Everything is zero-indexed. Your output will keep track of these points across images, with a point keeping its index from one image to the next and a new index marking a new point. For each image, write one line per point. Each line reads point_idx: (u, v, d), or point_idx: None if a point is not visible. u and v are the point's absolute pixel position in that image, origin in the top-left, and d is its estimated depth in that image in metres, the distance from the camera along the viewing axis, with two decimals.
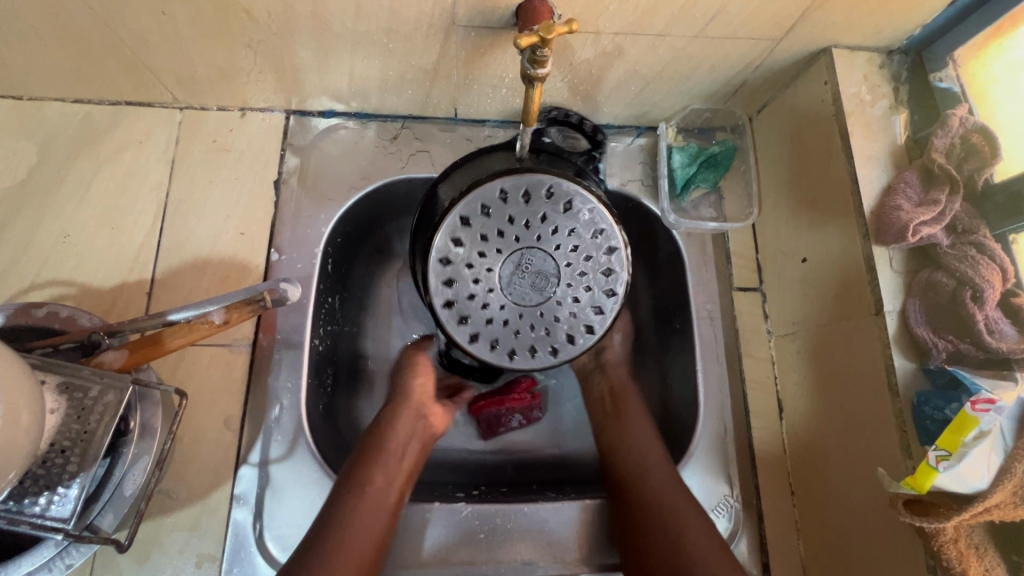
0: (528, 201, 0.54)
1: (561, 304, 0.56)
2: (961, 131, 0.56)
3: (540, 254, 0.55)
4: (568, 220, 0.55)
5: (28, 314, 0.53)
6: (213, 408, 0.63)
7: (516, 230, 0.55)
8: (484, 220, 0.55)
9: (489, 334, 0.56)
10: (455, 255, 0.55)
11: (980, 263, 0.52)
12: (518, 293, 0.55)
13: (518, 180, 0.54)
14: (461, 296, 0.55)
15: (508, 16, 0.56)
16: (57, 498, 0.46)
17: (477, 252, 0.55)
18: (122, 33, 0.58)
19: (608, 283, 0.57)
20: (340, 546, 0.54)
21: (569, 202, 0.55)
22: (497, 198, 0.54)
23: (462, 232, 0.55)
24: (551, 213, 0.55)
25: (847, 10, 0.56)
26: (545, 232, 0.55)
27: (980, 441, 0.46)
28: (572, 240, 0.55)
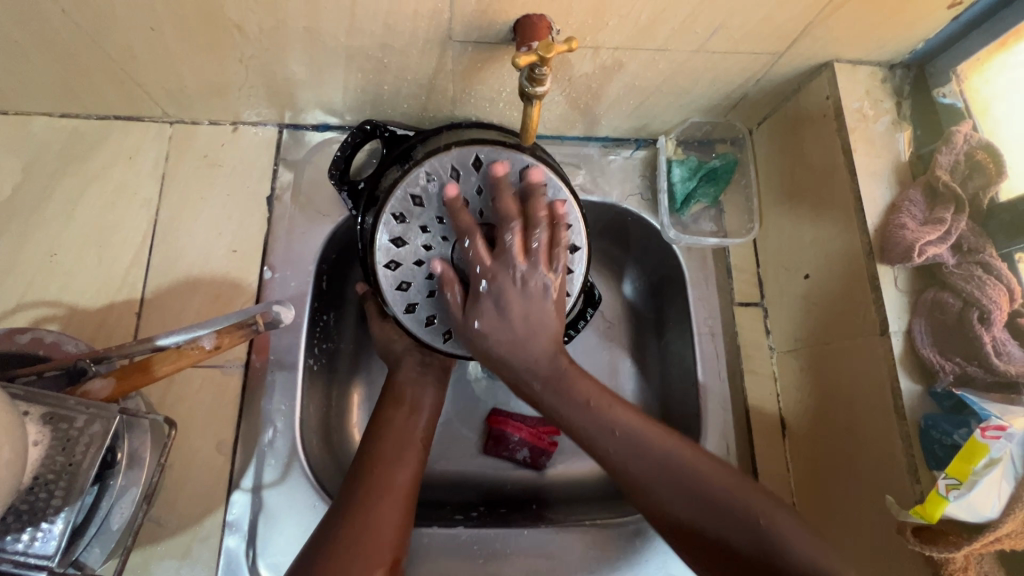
0: (403, 243, 0.55)
1: None
2: (966, 147, 0.55)
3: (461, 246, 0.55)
4: (431, 204, 0.54)
5: (11, 340, 0.51)
6: (204, 431, 0.61)
7: (433, 259, 0.55)
8: (410, 290, 0.56)
9: None
10: (441, 325, 0.56)
11: (987, 283, 0.51)
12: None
13: (380, 247, 0.55)
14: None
15: (505, 32, 0.55)
16: (40, 534, 0.44)
17: (445, 301, 0.56)
18: (108, 48, 0.57)
19: (517, 167, 0.55)
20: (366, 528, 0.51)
21: (413, 198, 0.54)
22: (396, 270, 0.55)
23: (420, 311, 0.56)
24: (423, 220, 0.55)
25: (849, 24, 0.56)
26: (439, 228, 0.55)
27: (991, 469, 0.45)
28: None
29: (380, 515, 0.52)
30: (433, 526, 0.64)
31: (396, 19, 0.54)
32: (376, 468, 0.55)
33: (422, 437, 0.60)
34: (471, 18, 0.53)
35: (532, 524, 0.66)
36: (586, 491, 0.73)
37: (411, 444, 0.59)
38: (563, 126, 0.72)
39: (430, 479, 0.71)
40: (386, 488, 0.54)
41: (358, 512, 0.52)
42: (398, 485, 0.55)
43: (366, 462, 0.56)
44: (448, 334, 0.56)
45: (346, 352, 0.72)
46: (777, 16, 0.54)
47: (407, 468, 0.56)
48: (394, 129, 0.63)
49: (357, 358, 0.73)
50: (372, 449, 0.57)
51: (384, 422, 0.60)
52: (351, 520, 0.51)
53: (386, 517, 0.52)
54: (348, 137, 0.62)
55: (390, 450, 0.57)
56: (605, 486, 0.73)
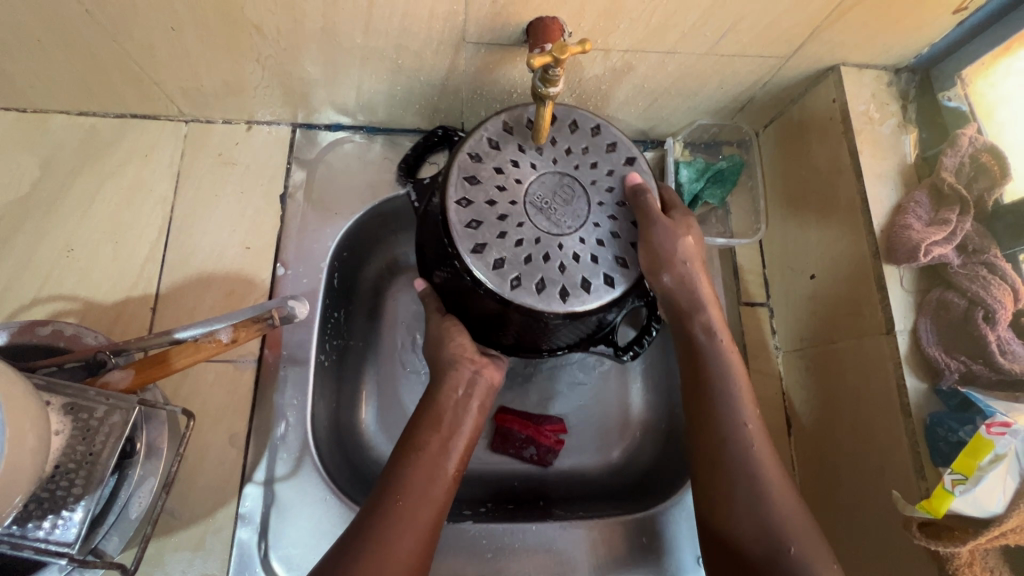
0: (477, 180, 0.53)
1: (596, 183, 0.55)
2: (971, 150, 0.56)
3: (534, 188, 0.53)
4: (507, 149, 0.54)
5: (33, 331, 0.52)
6: (217, 425, 0.62)
7: (507, 198, 0.52)
8: (480, 229, 0.51)
9: (606, 264, 0.52)
10: (510, 270, 0.50)
11: (991, 283, 0.52)
12: (572, 218, 0.53)
13: (455, 183, 0.52)
14: (556, 277, 0.51)
15: (518, 34, 0.56)
16: (61, 522, 0.46)
17: (515, 245, 0.51)
18: (129, 47, 0.58)
19: (588, 126, 0.57)
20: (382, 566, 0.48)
21: (491, 142, 0.54)
22: (467, 208, 0.52)
23: (487, 253, 0.50)
24: (499, 162, 0.54)
25: (856, 29, 0.57)
26: (514, 170, 0.53)
27: (997, 465, 0.46)
28: (534, 152, 0.55)
29: (393, 554, 0.49)
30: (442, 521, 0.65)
31: (412, 20, 0.55)
32: (400, 502, 0.51)
33: (454, 470, 0.55)
34: (484, 19, 0.54)
35: (540, 519, 0.66)
36: (592, 488, 0.73)
37: (439, 480, 0.53)
38: None
39: None
40: (400, 526, 0.50)
41: (368, 549, 0.48)
42: (416, 523, 0.51)
43: (387, 493, 0.52)
44: (517, 281, 0.50)
45: (356, 348, 0.72)
46: (785, 21, 0.55)
47: (431, 505, 0.52)
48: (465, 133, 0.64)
49: (368, 354, 0.73)
50: (396, 480, 0.52)
51: (416, 448, 0.54)
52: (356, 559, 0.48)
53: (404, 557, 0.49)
54: (424, 137, 0.65)
55: (416, 485, 0.52)
56: (610, 483, 0.74)
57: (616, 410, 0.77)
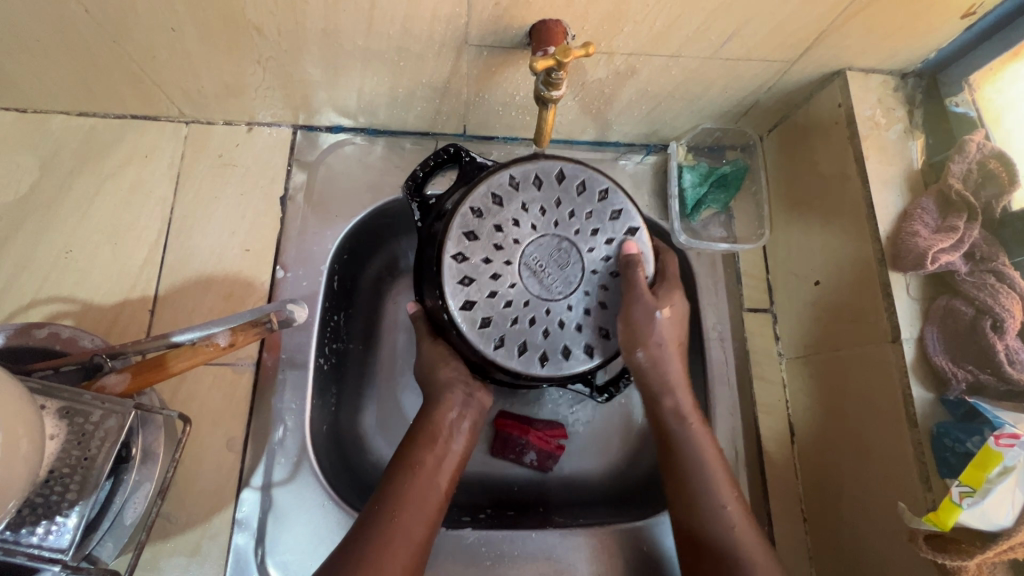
0: (476, 236, 0.53)
1: (594, 251, 0.55)
2: (979, 156, 0.55)
3: (531, 250, 0.53)
4: (510, 205, 0.54)
5: (28, 335, 0.52)
6: (214, 429, 0.62)
7: (503, 258, 0.53)
8: (471, 286, 0.52)
9: (588, 333, 0.54)
10: (496, 329, 0.52)
11: (999, 291, 0.51)
12: (563, 284, 0.54)
13: (453, 235, 0.53)
14: (538, 342, 0.53)
15: (521, 37, 0.56)
16: (55, 528, 0.45)
17: (503, 306, 0.52)
18: (129, 48, 0.58)
19: (596, 188, 0.56)
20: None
21: (495, 196, 0.54)
22: (462, 263, 0.52)
23: (475, 311, 0.52)
24: (500, 218, 0.53)
25: (862, 33, 0.56)
26: (513, 230, 0.53)
27: (1005, 478, 0.45)
28: (537, 211, 0.54)
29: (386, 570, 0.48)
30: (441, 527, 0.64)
31: (413, 22, 0.54)
32: (395, 518, 0.51)
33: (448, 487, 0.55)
34: (486, 21, 0.54)
35: (539, 526, 0.66)
36: (593, 494, 0.73)
37: (432, 497, 0.53)
38: (573, 130, 0.72)
39: None
40: (395, 541, 0.50)
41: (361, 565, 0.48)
42: (410, 541, 0.51)
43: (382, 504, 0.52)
44: (500, 342, 0.52)
45: (355, 352, 0.72)
46: (790, 25, 0.54)
47: (424, 521, 0.52)
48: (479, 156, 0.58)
49: (367, 357, 0.73)
50: (390, 494, 0.52)
51: (412, 465, 0.54)
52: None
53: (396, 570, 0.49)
54: (432, 155, 0.58)
55: (411, 500, 0.52)
56: (611, 488, 0.73)
57: (618, 414, 0.76)
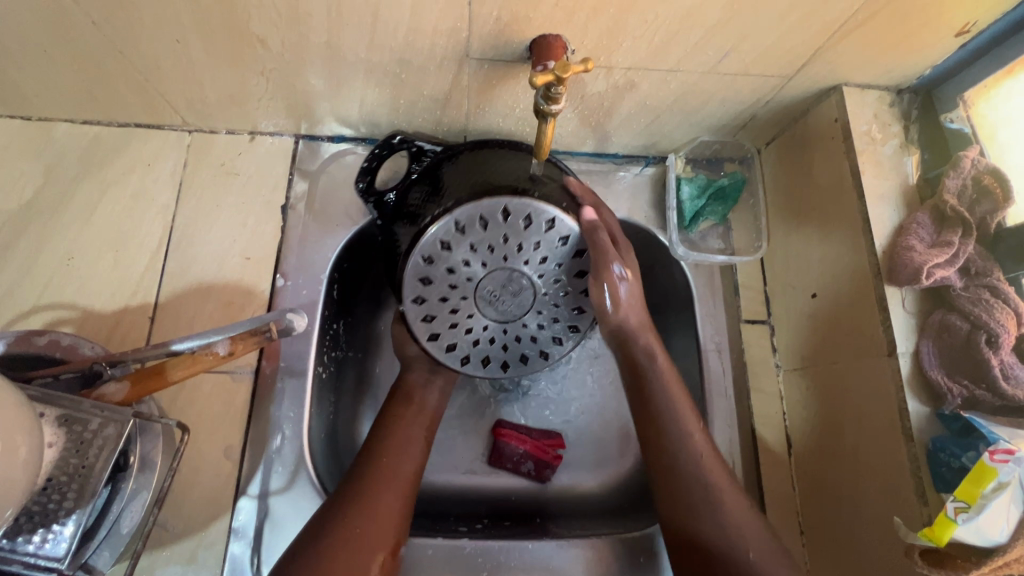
0: (429, 280, 0.55)
1: (544, 276, 0.57)
2: (973, 172, 0.56)
3: (483, 285, 0.56)
4: (458, 247, 0.54)
5: (28, 342, 0.52)
6: (212, 437, 0.62)
7: (457, 295, 0.56)
8: (434, 321, 0.57)
9: (544, 342, 0.60)
10: (461, 350, 0.59)
11: (994, 307, 0.52)
12: (518, 308, 0.57)
13: (408, 282, 0.55)
14: (500, 355, 0.60)
15: (522, 51, 0.57)
16: (51, 536, 0.45)
17: (464, 330, 0.58)
18: (135, 58, 0.58)
19: (543, 219, 0.54)
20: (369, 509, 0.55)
21: (442, 241, 0.54)
22: (421, 305, 0.56)
23: (442, 340, 0.58)
24: (450, 261, 0.55)
25: (859, 50, 0.57)
26: (465, 270, 0.55)
27: (1000, 493, 0.45)
28: (484, 251, 0.54)
29: (384, 504, 0.56)
30: (438, 538, 0.64)
31: (415, 36, 0.55)
32: (382, 462, 0.59)
33: (425, 436, 0.63)
34: (488, 36, 0.54)
35: (535, 537, 0.65)
36: (590, 504, 0.73)
37: (416, 441, 0.62)
38: (573, 142, 0.73)
39: (430, 492, 0.71)
40: (389, 480, 0.58)
41: (361, 500, 0.55)
42: (400, 479, 0.58)
43: (372, 452, 0.60)
44: (466, 360, 0.59)
45: (354, 360, 0.72)
46: (786, 42, 0.55)
47: (409, 462, 0.60)
48: (423, 144, 0.63)
49: (365, 366, 0.73)
50: (378, 444, 0.60)
51: (394, 418, 0.63)
52: (354, 509, 0.54)
53: (387, 505, 0.56)
54: (375, 149, 0.62)
55: (394, 445, 0.60)
56: (610, 499, 0.73)
57: (616, 424, 0.77)
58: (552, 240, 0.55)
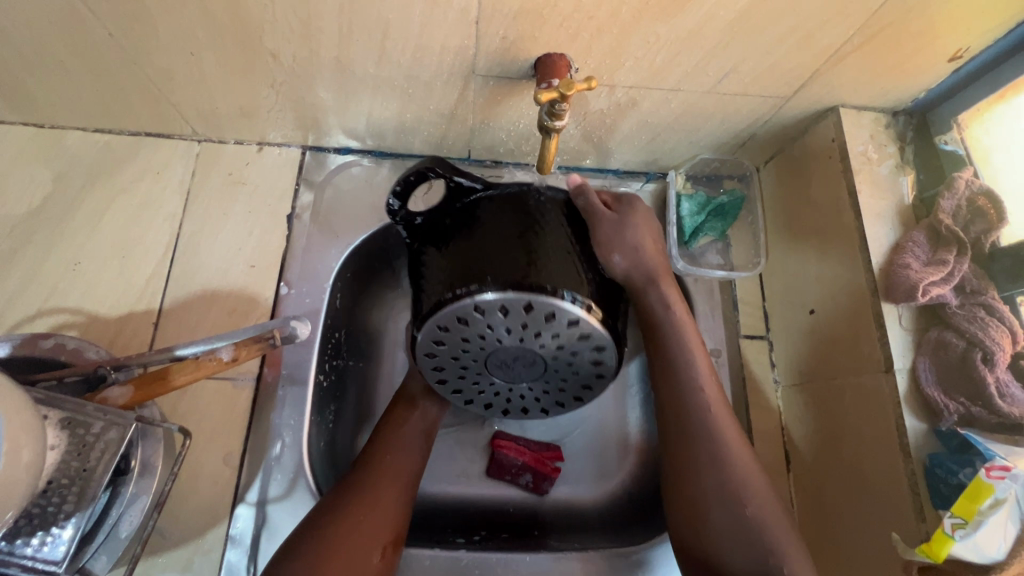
0: (444, 343, 0.54)
1: (557, 359, 0.55)
2: (967, 193, 0.57)
3: (495, 355, 0.54)
4: (477, 325, 0.52)
5: (35, 346, 0.52)
6: (212, 442, 0.62)
7: (469, 358, 0.55)
8: (443, 372, 0.57)
9: (547, 404, 0.60)
10: (466, 394, 0.59)
11: (990, 325, 0.52)
12: (524, 377, 0.57)
13: (422, 336, 0.54)
14: (501, 403, 0.61)
15: (527, 68, 0.58)
16: (49, 540, 0.45)
17: (470, 382, 0.58)
18: (149, 70, 0.60)
19: (567, 318, 0.51)
20: (372, 506, 0.55)
21: (462, 316, 0.52)
22: (432, 359, 0.56)
23: (448, 385, 0.58)
24: (468, 334, 0.53)
25: (854, 73, 0.58)
26: (479, 343, 0.53)
27: (997, 510, 0.45)
28: (502, 332, 0.52)
29: (382, 499, 0.56)
30: (435, 549, 0.63)
31: (423, 53, 0.57)
32: (383, 460, 0.60)
33: (425, 439, 0.64)
34: (494, 54, 0.56)
35: (533, 550, 0.65)
36: (588, 519, 0.73)
37: (416, 444, 0.63)
38: (575, 158, 0.75)
39: (429, 501, 0.71)
40: (391, 478, 0.59)
41: (362, 494, 0.56)
42: (401, 476, 0.59)
43: (375, 451, 0.61)
44: (470, 402, 0.60)
45: (355, 369, 0.73)
46: (784, 64, 0.57)
47: (410, 461, 0.61)
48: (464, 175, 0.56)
49: (367, 376, 0.74)
50: (379, 445, 0.61)
51: (396, 421, 0.64)
52: (351, 505, 0.55)
53: (388, 501, 0.57)
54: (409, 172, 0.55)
55: (395, 445, 0.61)
56: (606, 514, 0.73)
57: (614, 437, 0.77)
58: (571, 331, 0.53)
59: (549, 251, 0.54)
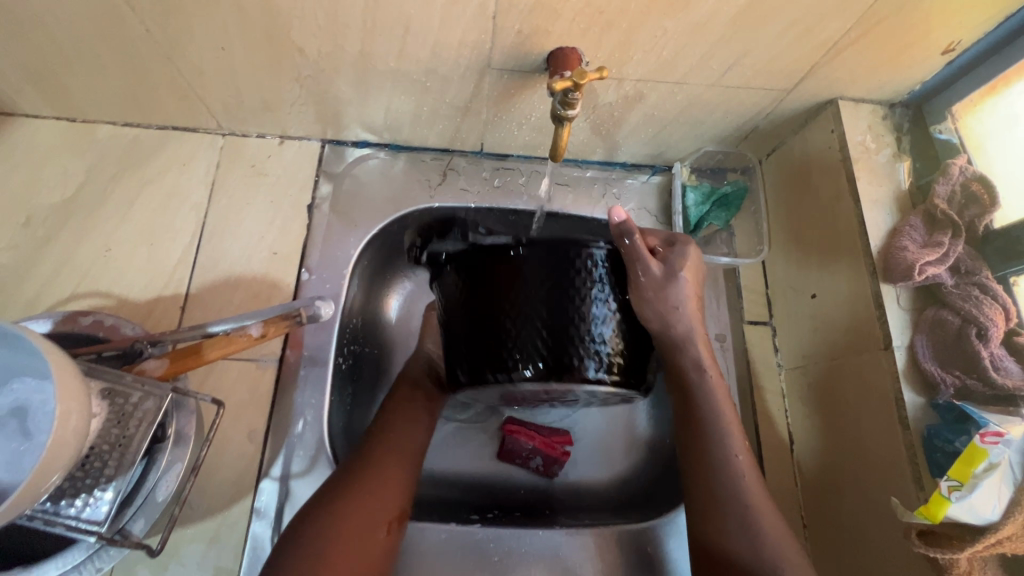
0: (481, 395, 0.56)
1: (587, 399, 0.57)
2: (962, 179, 0.60)
3: (530, 397, 0.57)
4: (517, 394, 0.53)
5: (74, 321, 0.55)
6: (238, 420, 0.64)
7: (505, 398, 0.58)
8: (478, 402, 0.60)
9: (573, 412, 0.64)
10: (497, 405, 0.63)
11: (983, 303, 0.55)
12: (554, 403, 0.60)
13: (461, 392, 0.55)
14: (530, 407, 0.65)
15: (540, 62, 0.61)
16: (91, 501, 0.48)
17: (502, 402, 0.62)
18: (181, 64, 0.63)
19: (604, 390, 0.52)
20: (377, 475, 0.58)
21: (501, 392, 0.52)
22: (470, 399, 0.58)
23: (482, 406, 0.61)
24: (507, 396, 0.54)
25: (852, 65, 0.61)
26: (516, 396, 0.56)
27: (991, 473, 0.46)
28: (542, 396, 0.54)
29: (390, 481, 0.58)
30: (451, 524, 0.65)
31: (441, 47, 0.60)
32: (387, 437, 0.61)
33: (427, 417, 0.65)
34: (509, 48, 0.59)
35: (546, 525, 0.67)
36: (598, 500, 0.75)
37: (419, 422, 0.64)
38: (584, 150, 0.78)
39: (444, 479, 0.74)
40: (396, 455, 0.61)
41: (368, 467, 0.58)
42: (405, 451, 0.61)
43: (380, 428, 0.62)
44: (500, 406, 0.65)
45: (370, 355, 0.76)
46: (785, 57, 0.60)
47: (415, 438, 0.63)
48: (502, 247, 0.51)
49: (382, 362, 0.77)
50: (383, 422, 0.63)
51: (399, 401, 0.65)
52: (358, 478, 0.57)
53: (393, 475, 0.59)
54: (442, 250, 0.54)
55: (399, 422, 0.63)
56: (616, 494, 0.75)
57: (622, 421, 0.79)
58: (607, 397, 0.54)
59: (593, 331, 0.51)
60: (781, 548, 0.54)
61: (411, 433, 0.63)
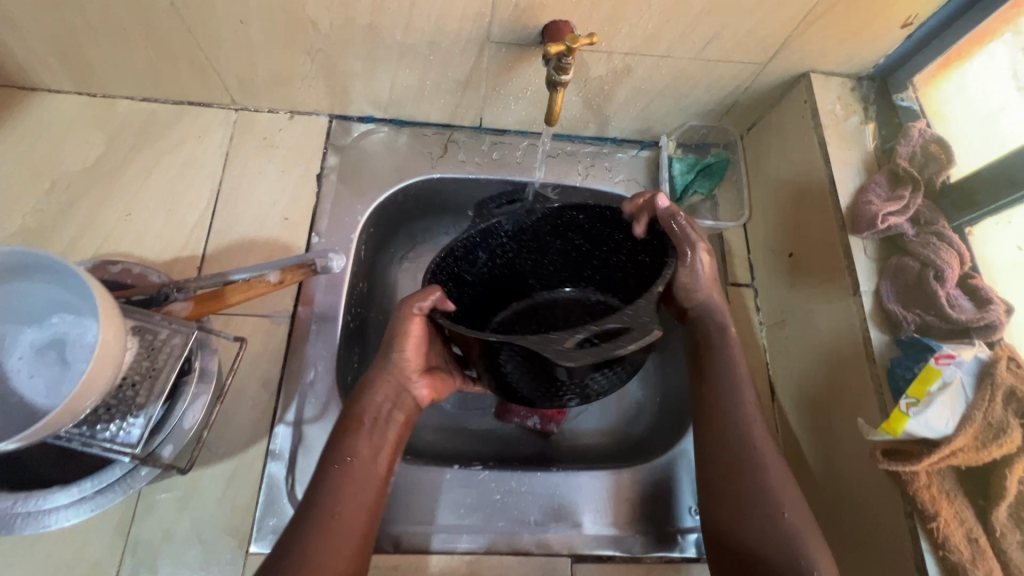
0: None
1: None
2: (921, 141, 0.66)
3: None
4: None
5: (104, 271, 0.60)
6: (253, 370, 0.68)
7: None
8: None
9: None
10: None
11: (941, 248, 0.60)
12: None
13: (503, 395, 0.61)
14: None
15: (535, 35, 0.66)
16: (125, 425, 0.51)
17: None
18: (201, 39, 0.68)
19: None
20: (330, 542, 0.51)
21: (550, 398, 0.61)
22: None
23: None
24: None
25: (821, 39, 0.67)
26: None
27: (944, 390, 0.53)
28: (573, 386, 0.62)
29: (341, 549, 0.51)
30: (454, 466, 0.69)
31: (445, 21, 0.65)
32: (338, 495, 0.54)
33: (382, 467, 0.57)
34: (507, 21, 0.64)
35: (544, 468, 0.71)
36: (593, 451, 0.79)
37: (373, 474, 0.56)
38: (577, 125, 0.83)
39: (449, 430, 0.79)
40: (350, 516, 0.53)
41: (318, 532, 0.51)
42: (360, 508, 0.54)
43: (330, 482, 0.54)
44: None
45: (375, 321, 0.81)
46: (758, 31, 0.65)
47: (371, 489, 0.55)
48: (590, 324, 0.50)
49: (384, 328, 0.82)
50: (329, 477, 0.55)
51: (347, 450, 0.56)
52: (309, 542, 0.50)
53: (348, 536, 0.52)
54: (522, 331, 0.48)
55: (351, 473, 0.55)
56: (610, 445, 0.80)
57: None
58: None
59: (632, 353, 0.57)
60: (765, 470, 0.58)
61: (363, 489, 0.55)
